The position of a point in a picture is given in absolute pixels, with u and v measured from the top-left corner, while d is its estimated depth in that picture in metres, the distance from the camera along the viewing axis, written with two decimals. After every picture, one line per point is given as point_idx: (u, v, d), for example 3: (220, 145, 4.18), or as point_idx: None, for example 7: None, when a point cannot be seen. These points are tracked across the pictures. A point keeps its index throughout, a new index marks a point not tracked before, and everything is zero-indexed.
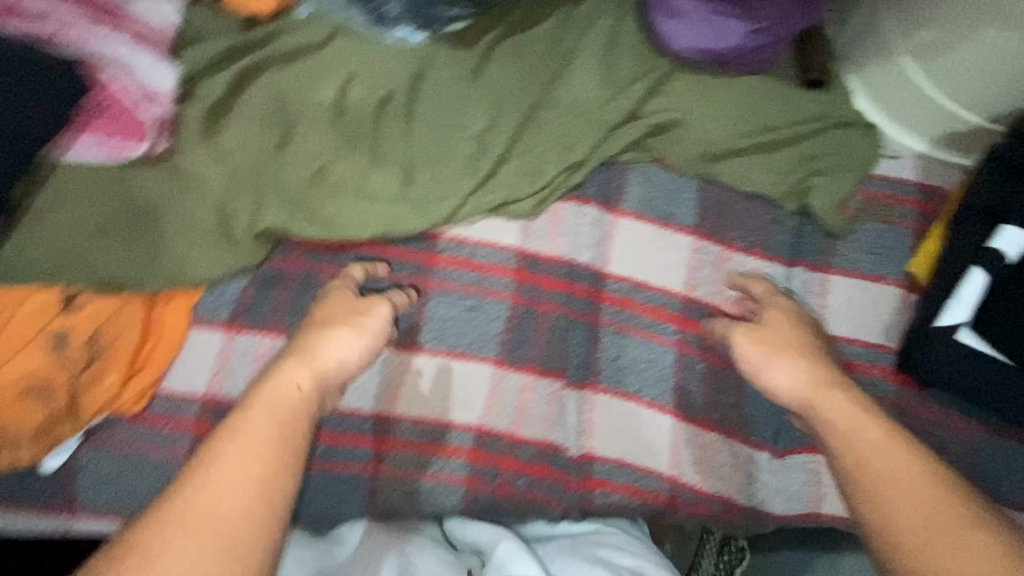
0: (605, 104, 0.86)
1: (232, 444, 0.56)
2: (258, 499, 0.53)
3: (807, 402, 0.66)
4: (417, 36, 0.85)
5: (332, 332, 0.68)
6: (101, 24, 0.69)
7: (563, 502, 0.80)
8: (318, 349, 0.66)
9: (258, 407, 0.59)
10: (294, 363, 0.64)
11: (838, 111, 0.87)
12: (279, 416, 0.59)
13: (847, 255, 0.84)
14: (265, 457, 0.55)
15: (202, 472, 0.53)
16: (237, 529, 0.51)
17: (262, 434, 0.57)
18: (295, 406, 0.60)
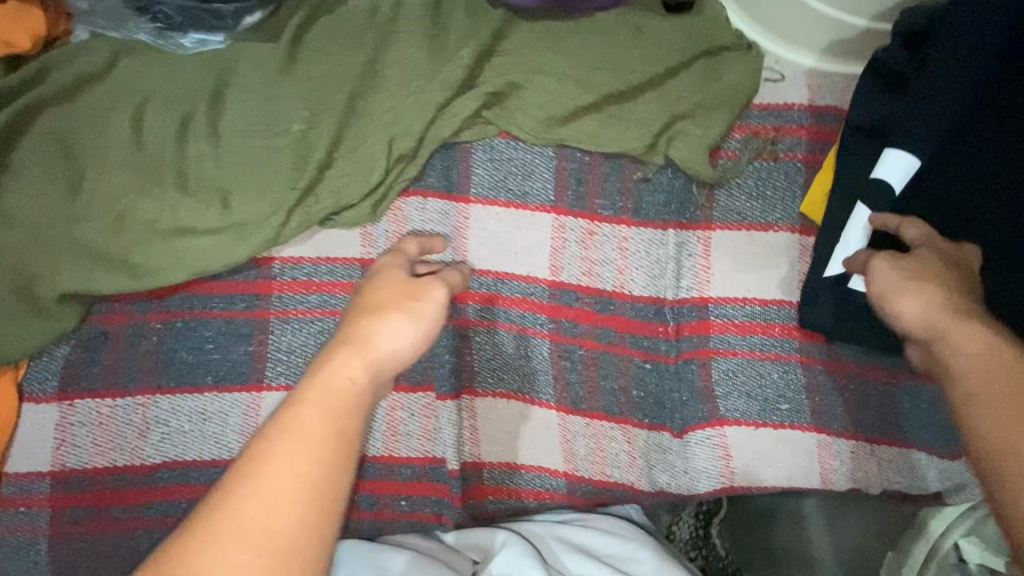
0: (434, 77, 0.75)
1: (279, 452, 0.44)
2: (305, 524, 0.42)
3: (936, 332, 0.52)
4: (215, 39, 0.76)
5: (384, 317, 0.53)
6: None
7: (455, 518, 0.76)
8: (372, 334, 0.52)
9: (307, 408, 0.46)
10: (348, 355, 0.49)
11: (705, 36, 0.75)
12: (335, 417, 0.46)
13: (729, 205, 0.74)
14: (314, 468, 0.44)
15: (248, 479, 0.43)
16: (288, 562, 0.41)
17: (314, 442, 0.44)
18: (351, 404, 0.47)
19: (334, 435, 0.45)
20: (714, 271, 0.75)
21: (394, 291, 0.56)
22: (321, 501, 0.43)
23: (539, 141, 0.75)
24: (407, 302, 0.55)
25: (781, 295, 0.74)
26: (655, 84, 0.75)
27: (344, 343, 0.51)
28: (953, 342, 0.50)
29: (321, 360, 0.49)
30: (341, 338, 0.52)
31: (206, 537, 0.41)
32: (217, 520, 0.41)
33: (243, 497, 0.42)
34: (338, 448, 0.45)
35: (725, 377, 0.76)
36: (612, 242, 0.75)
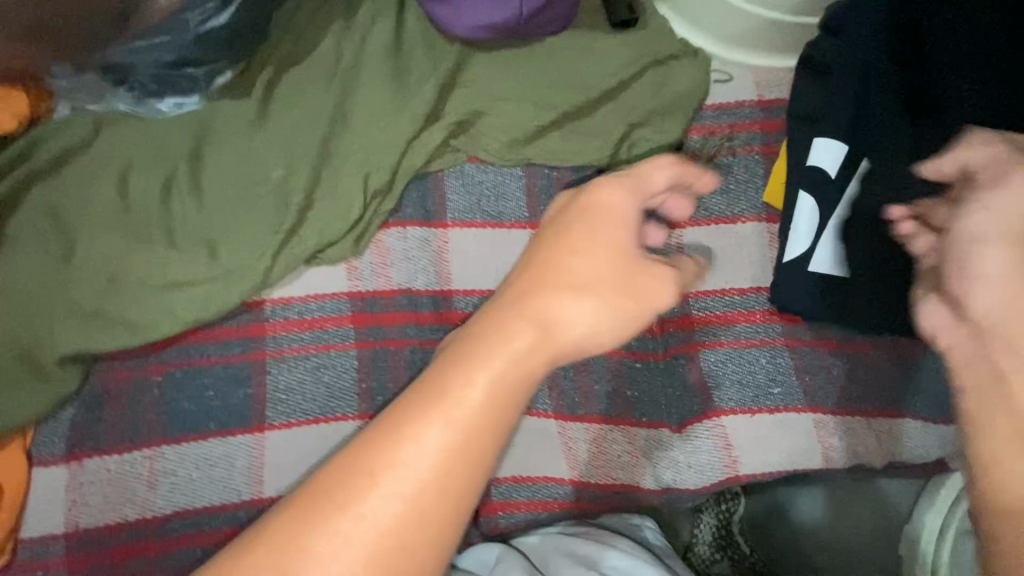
0: (401, 114, 0.79)
1: (449, 409, 0.41)
2: (457, 491, 0.40)
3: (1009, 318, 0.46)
4: (189, 101, 0.80)
5: (575, 291, 0.48)
6: None
7: (474, 533, 0.77)
8: (559, 309, 0.47)
9: (482, 380, 0.42)
10: (530, 332, 0.45)
11: (652, 47, 0.80)
12: (507, 408, 0.42)
13: (695, 203, 0.78)
14: (469, 436, 0.41)
15: (410, 429, 0.40)
16: (430, 524, 0.39)
17: (485, 418, 0.41)
18: (522, 382, 0.44)
19: (498, 413, 0.42)
20: None
21: (602, 255, 0.49)
22: (473, 477, 0.41)
23: (507, 161, 0.78)
24: (608, 282, 0.49)
25: (756, 282, 0.77)
26: (610, 98, 0.79)
27: (528, 307, 0.46)
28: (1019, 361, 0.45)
29: (502, 321, 0.45)
30: (526, 298, 0.47)
31: (360, 476, 0.39)
32: (377, 458, 0.40)
33: (406, 448, 0.40)
34: (502, 423, 0.42)
35: (716, 368, 0.77)
36: None
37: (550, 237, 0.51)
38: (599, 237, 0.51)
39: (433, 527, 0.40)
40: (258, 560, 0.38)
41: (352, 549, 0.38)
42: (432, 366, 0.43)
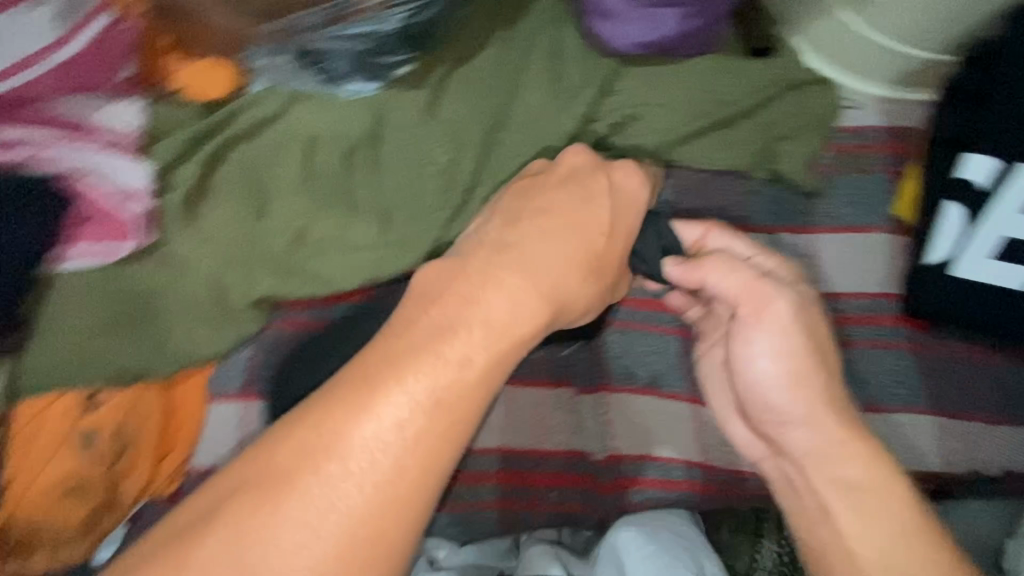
0: (560, 115, 0.87)
1: (432, 369, 0.52)
2: (427, 439, 0.50)
3: (822, 456, 0.63)
4: (372, 88, 0.87)
5: (515, 277, 0.59)
6: (75, 136, 0.69)
7: (602, 506, 0.80)
8: (556, 279, 0.61)
9: (473, 341, 0.55)
10: (521, 299, 0.58)
11: (787, 72, 0.86)
12: (489, 372, 0.54)
13: (829, 212, 0.85)
14: (445, 397, 0.52)
15: (393, 385, 0.51)
16: (404, 483, 0.49)
17: (455, 386, 0.53)
18: (505, 353, 0.56)
19: (453, 386, 0.52)
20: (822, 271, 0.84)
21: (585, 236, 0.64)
22: (438, 445, 0.51)
23: (658, 161, 0.87)
24: (604, 262, 0.65)
25: (882, 289, 0.83)
26: (754, 113, 0.86)
27: (532, 283, 0.59)
28: (840, 470, 0.62)
29: (435, 318, 0.56)
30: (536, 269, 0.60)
31: (348, 420, 0.50)
32: (348, 425, 0.50)
33: (385, 403, 0.51)
34: (490, 382, 0.54)
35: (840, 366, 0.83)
36: None
37: (546, 207, 0.66)
38: (591, 220, 0.66)
39: (406, 481, 0.49)
40: (263, 487, 0.50)
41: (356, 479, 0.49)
42: (420, 331, 0.55)
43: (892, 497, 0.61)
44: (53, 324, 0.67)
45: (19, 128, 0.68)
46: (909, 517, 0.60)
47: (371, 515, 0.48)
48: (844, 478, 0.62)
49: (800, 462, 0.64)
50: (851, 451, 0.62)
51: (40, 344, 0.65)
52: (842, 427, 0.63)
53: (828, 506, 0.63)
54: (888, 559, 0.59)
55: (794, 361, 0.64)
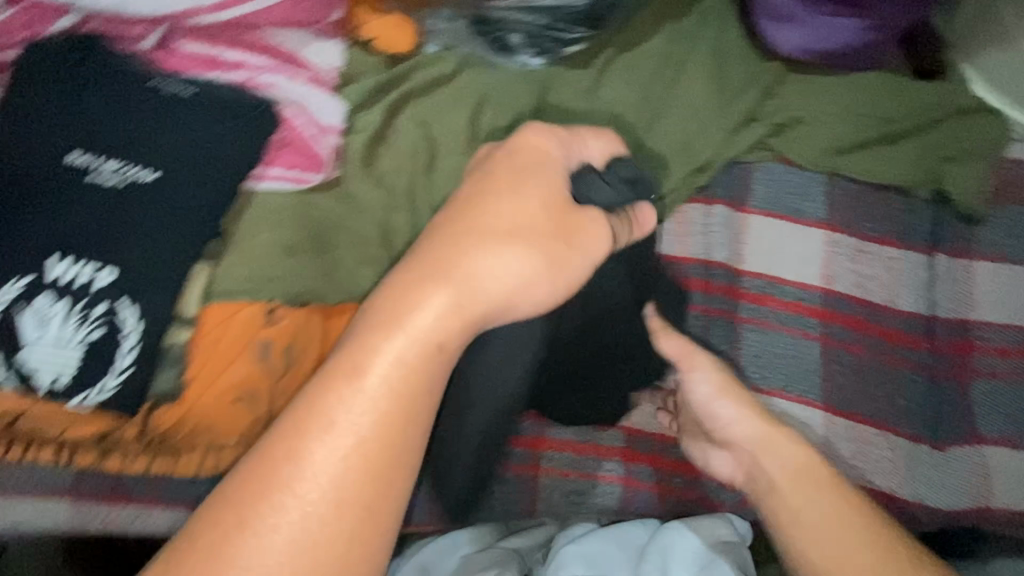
0: (721, 110, 0.88)
1: (368, 378, 0.47)
2: (379, 449, 0.46)
3: (761, 442, 0.65)
4: (536, 62, 0.89)
5: (436, 283, 0.51)
6: (286, 68, 0.72)
7: (718, 500, 0.79)
8: (476, 268, 0.52)
9: (391, 352, 0.48)
10: (443, 296, 0.50)
11: (954, 100, 0.86)
12: (417, 375, 0.48)
13: (988, 240, 0.83)
14: (395, 400, 0.47)
15: (336, 406, 0.46)
16: (358, 499, 0.45)
17: (393, 395, 0.47)
18: (432, 356, 0.49)
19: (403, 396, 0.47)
20: (976, 297, 0.82)
21: (534, 210, 0.56)
22: (389, 449, 0.46)
23: (818, 167, 0.86)
24: (543, 241, 0.55)
25: None
26: (917, 132, 0.86)
27: (443, 279, 0.51)
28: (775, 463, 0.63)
29: (361, 338, 0.49)
30: (446, 265, 0.52)
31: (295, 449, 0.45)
32: (293, 449, 0.45)
33: (331, 422, 0.46)
34: (425, 388, 0.49)
35: (984, 398, 0.80)
36: (880, 260, 0.83)
37: (476, 195, 0.57)
38: (505, 205, 0.55)
39: (357, 503, 0.45)
40: (205, 540, 0.44)
41: (298, 512, 0.44)
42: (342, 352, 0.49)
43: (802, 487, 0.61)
44: (244, 241, 0.70)
45: (236, 50, 0.70)
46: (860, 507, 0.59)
47: (332, 531, 0.44)
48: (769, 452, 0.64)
49: (749, 452, 0.65)
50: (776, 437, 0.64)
51: (234, 256, 0.69)
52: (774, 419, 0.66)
53: (779, 492, 0.62)
54: (854, 547, 0.56)
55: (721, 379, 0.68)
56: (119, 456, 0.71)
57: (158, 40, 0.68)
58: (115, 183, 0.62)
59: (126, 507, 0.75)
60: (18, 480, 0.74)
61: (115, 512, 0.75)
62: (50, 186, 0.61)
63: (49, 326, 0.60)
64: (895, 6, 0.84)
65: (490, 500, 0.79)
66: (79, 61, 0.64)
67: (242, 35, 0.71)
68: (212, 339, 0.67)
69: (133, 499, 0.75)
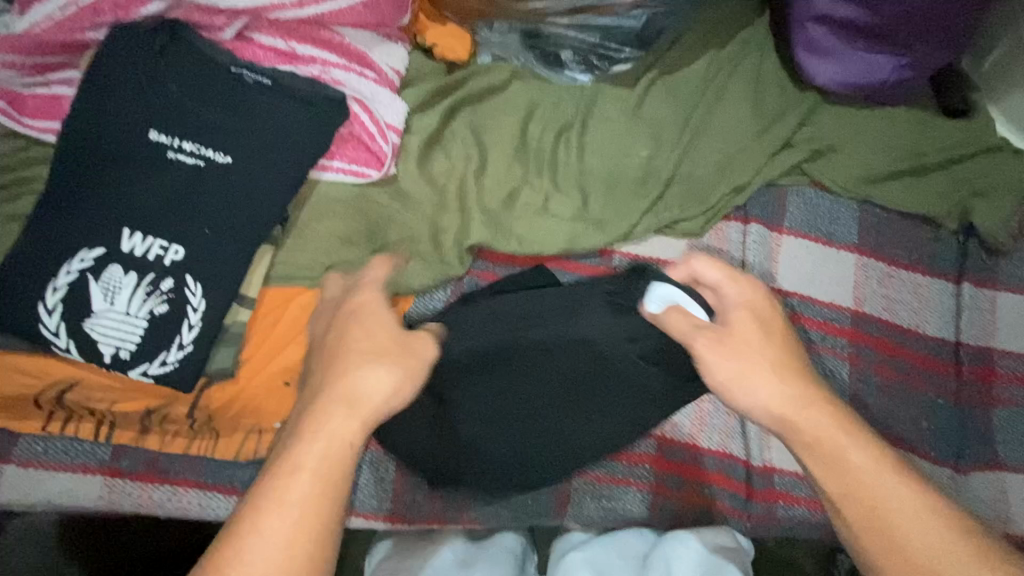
0: (760, 134, 0.92)
1: (284, 498, 0.49)
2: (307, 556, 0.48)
3: (787, 420, 0.58)
4: (583, 77, 0.93)
5: (325, 407, 0.53)
6: (354, 66, 0.75)
7: (747, 512, 0.80)
8: (355, 386, 0.55)
9: (301, 470, 0.50)
10: (341, 407, 0.53)
11: (984, 138, 0.90)
12: (325, 479, 0.51)
13: (1015, 271, 0.86)
14: (315, 504, 0.50)
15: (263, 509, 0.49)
16: None
17: (311, 492, 0.50)
18: (342, 460, 0.52)
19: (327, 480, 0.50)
20: (999, 327, 0.84)
21: (381, 336, 0.59)
22: (314, 555, 0.48)
23: (852, 193, 0.89)
24: (402, 351, 0.58)
25: None
26: (943, 168, 0.90)
27: (337, 403, 0.54)
28: (851, 456, 0.55)
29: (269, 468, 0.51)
30: (336, 385, 0.55)
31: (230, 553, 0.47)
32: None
33: (257, 526, 0.48)
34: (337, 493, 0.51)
35: (1005, 424, 0.82)
36: (909, 286, 0.86)
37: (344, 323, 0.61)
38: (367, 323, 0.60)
39: None
40: None
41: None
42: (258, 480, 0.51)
43: (884, 483, 0.54)
44: (305, 228, 0.73)
45: (310, 46, 0.73)
46: (945, 521, 0.52)
47: None
48: (831, 448, 0.56)
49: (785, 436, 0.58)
50: (818, 408, 0.57)
51: (295, 242, 0.72)
52: (807, 391, 0.59)
53: (824, 480, 0.56)
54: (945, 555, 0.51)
55: (727, 354, 0.61)
56: (161, 434, 0.70)
57: (236, 32, 0.70)
58: (192, 163, 0.64)
59: (159, 488, 0.71)
60: (53, 452, 0.71)
61: (147, 493, 0.71)
62: (130, 161, 0.63)
63: (116, 297, 0.61)
64: (929, 46, 0.88)
65: (520, 500, 0.78)
66: (164, 45, 0.67)
67: (315, 32, 0.73)
68: (268, 322, 0.70)
69: (163, 481, 0.72)
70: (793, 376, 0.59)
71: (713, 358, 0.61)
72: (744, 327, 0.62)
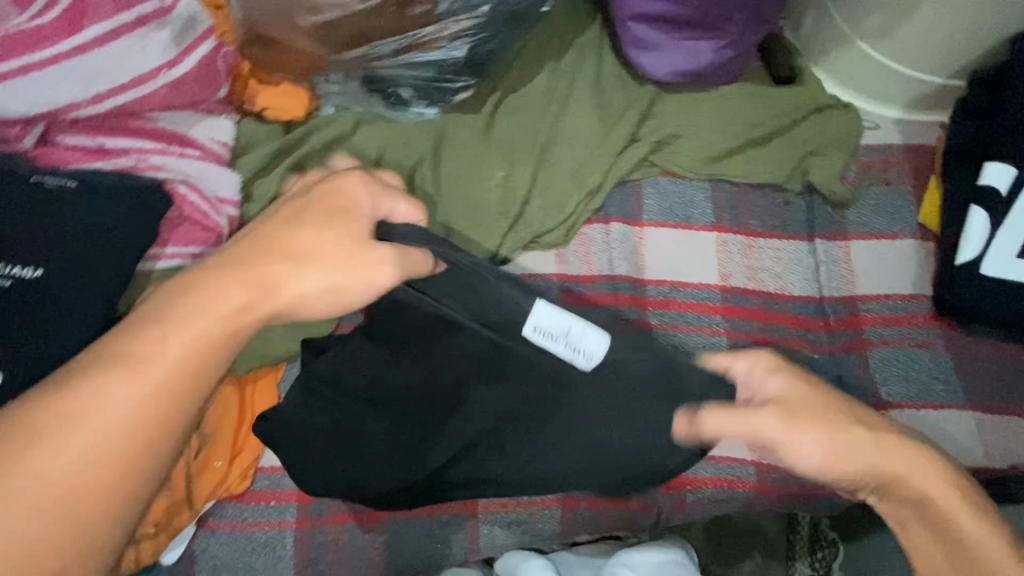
0: (606, 134, 0.95)
1: (167, 344, 0.51)
2: (163, 404, 0.50)
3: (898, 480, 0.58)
4: (430, 112, 0.94)
5: (241, 277, 0.54)
6: (173, 147, 0.74)
7: (657, 505, 0.81)
8: (276, 270, 0.55)
9: (180, 337, 0.51)
10: (246, 297, 0.54)
11: (812, 99, 0.95)
12: (202, 346, 0.52)
13: (859, 220, 0.91)
14: (188, 365, 0.51)
15: (120, 366, 0.49)
16: (129, 445, 0.49)
17: (173, 373, 0.51)
18: (223, 334, 0.53)
19: (196, 367, 0.51)
20: (858, 274, 0.89)
21: (338, 243, 0.57)
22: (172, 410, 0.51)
23: (697, 176, 0.93)
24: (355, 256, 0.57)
25: (917, 291, 0.88)
26: (782, 133, 0.94)
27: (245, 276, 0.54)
28: (965, 528, 0.57)
29: (161, 320, 0.52)
30: (234, 266, 0.55)
31: (66, 404, 0.47)
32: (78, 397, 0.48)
33: (111, 383, 0.49)
34: (207, 363, 0.52)
35: (882, 366, 0.85)
36: (768, 253, 0.90)
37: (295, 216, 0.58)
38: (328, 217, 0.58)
39: (110, 460, 0.48)
40: None
41: (66, 458, 0.47)
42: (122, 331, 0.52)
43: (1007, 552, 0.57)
44: None
45: (121, 137, 0.72)
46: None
47: (86, 472, 0.47)
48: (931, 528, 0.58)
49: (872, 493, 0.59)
50: (936, 488, 0.58)
51: None
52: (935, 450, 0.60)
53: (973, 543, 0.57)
54: None
55: (821, 437, 0.56)
56: None
57: (37, 138, 0.70)
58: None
59: None
60: None
61: None
62: None
63: None
64: (741, 27, 0.91)
65: (430, 545, 0.77)
66: None
67: (125, 121, 0.72)
68: None
69: None
70: (897, 465, 0.57)
71: (779, 438, 0.56)
72: (819, 403, 0.57)
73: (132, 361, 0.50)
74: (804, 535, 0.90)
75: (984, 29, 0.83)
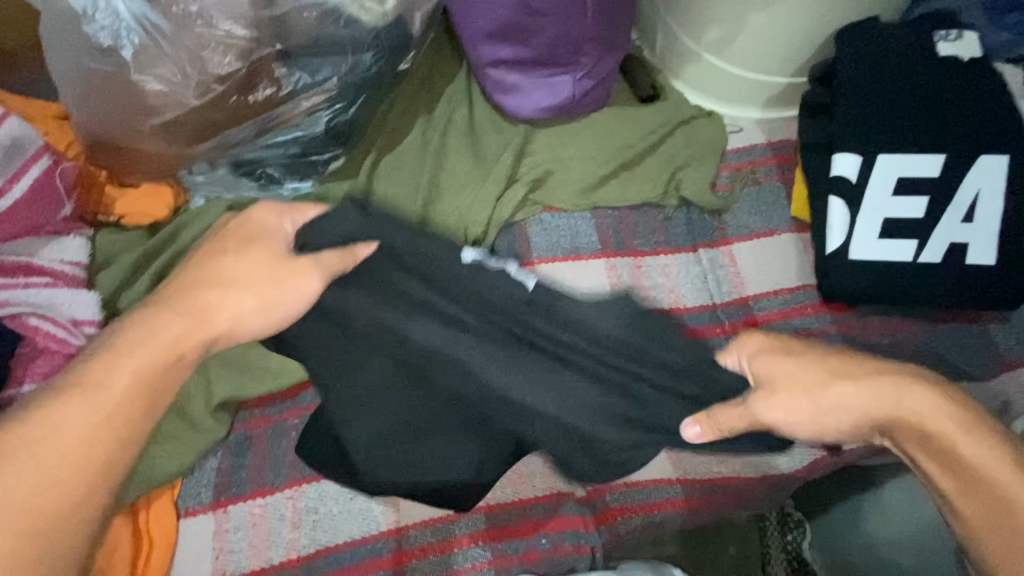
0: (486, 176, 0.95)
1: (116, 374, 0.53)
2: (119, 433, 0.52)
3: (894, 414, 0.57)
4: (306, 185, 0.92)
5: (172, 311, 0.55)
6: (16, 277, 0.71)
7: (589, 545, 0.80)
8: (210, 303, 0.56)
9: (128, 368, 0.53)
10: (180, 325, 0.55)
11: (676, 113, 0.98)
12: (150, 377, 0.54)
13: (738, 223, 0.94)
14: (141, 394, 0.54)
15: (75, 395, 0.52)
16: (83, 473, 0.51)
17: (121, 398, 0.53)
18: (164, 366, 0.55)
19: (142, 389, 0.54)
20: (743, 275, 0.92)
21: (255, 266, 0.57)
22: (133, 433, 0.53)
23: (578, 206, 0.95)
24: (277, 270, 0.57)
25: (803, 282, 0.91)
26: (652, 150, 0.97)
27: (189, 313, 0.56)
28: (968, 453, 0.55)
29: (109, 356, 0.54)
30: (186, 303, 0.56)
31: (29, 428, 0.50)
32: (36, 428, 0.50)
33: (64, 413, 0.51)
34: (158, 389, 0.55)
35: None
36: (657, 269, 0.92)
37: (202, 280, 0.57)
38: (255, 259, 0.57)
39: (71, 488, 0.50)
40: None
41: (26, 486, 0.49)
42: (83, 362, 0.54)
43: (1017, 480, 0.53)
44: None
45: None
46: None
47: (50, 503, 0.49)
48: (941, 460, 0.56)
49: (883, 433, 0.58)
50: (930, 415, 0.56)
51: None
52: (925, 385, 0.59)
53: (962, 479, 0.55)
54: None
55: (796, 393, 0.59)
56: None
57: None
58: None
59: None
60: None
61: None
62: None
63: None
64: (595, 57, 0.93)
65: None
66: None
67: None
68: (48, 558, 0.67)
69: None
70: (893, 400, 0.57)
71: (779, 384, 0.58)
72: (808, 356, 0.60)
73: (89, 390, 0.52)
74: (774, 521, 0.88)
75: (808, 30, 0.88)
